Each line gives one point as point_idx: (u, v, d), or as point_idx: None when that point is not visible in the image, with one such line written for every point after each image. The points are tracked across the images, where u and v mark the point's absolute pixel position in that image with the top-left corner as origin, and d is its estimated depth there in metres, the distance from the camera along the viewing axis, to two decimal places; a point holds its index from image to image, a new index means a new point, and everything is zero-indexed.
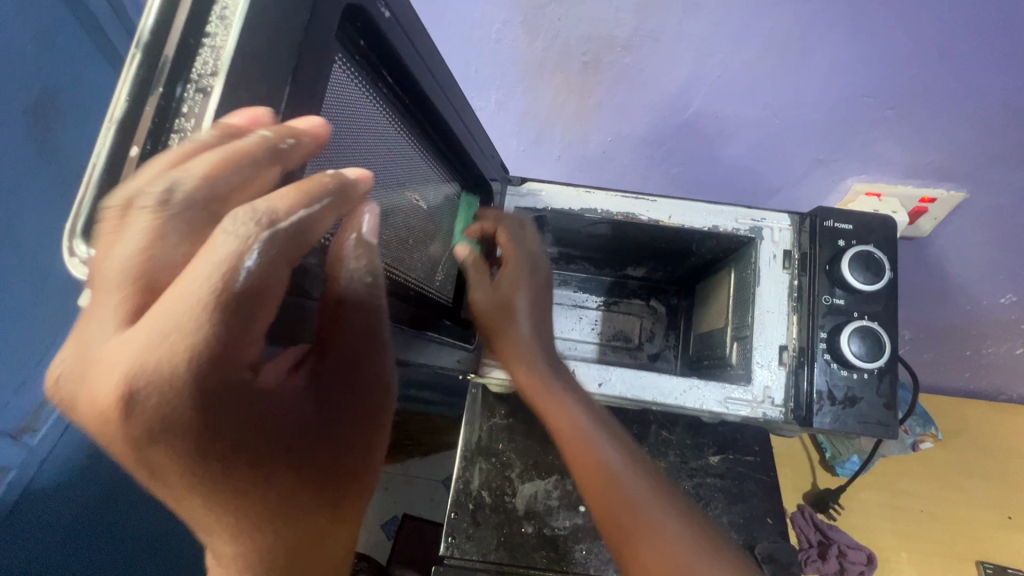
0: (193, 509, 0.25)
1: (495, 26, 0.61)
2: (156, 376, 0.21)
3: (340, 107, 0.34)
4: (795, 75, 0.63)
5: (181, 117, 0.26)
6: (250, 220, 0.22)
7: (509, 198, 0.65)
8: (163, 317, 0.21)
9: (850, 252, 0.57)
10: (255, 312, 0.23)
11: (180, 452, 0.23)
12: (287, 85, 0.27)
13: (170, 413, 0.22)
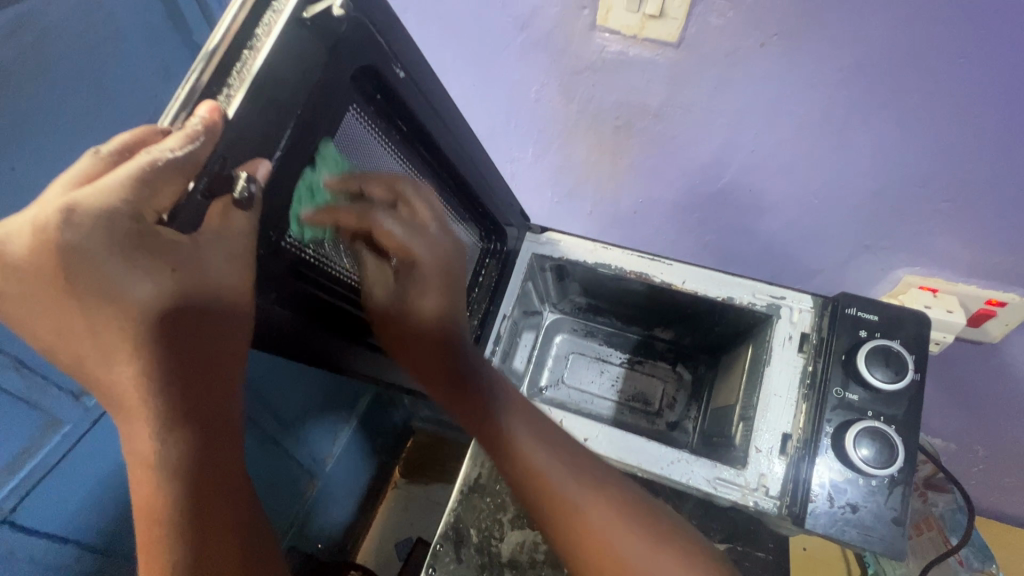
0: (101, 350, 0.28)
1: (534, 87, 0.66)
2: (68, 224, 0.24)
3: (349, 149, 0.39)
4: (836, 156, 0.61)
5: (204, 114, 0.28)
6: (152, 152, 0.26)
7: (528, 243, 0.69)
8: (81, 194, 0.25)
9: (869, 346, 0.54)
10: (146, 208, 0.26)
11: (91, 296, 0.26)
12: (295, 124, 0.31)
13: (75, 265, 0.25)
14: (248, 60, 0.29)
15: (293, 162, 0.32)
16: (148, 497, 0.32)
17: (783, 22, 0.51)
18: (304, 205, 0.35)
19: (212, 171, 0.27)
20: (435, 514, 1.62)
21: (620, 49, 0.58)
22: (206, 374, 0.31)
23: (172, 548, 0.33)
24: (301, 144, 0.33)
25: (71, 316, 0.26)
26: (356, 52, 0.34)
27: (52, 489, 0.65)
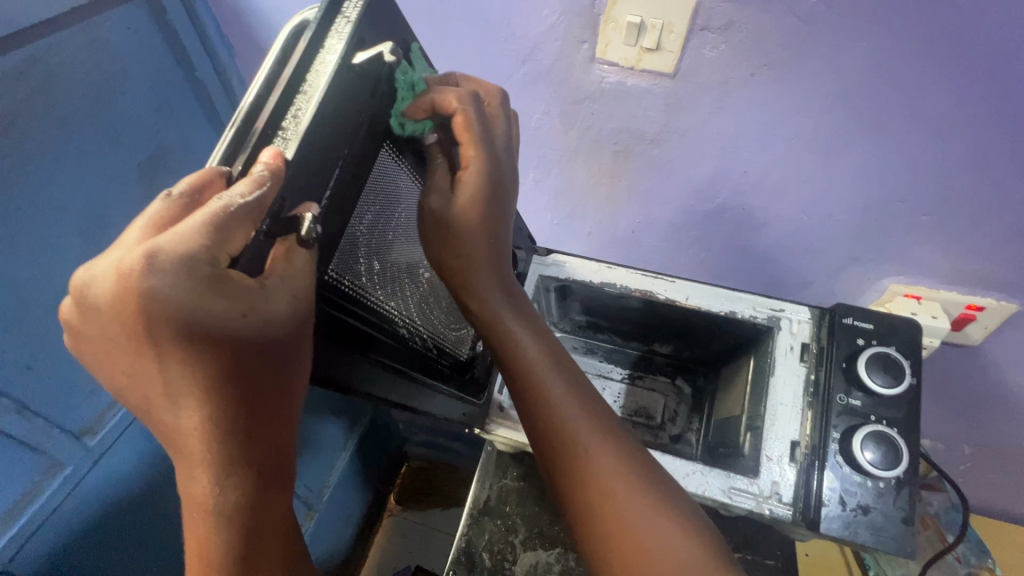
0: (172, 390, 0.29)
1: (535, 116, 0.69)
2: (151, 272, 0.25)
3: (385, 183, 0.41)
4: (823, 176, 0.65)
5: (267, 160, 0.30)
6: (222, 199, 0.27)
7: (534, 266, 0.70)
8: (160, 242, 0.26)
9: (868, 353, 0.57)
10: (220, 255, 0.27)
11: (166, 340, 0.27)
12: (342, 162, 0.34)
13: (154, 310, 0.26)
14: (300, 104, 0.31)
15: (340, 196, 0.34)
16: (201, 536, 0.33)
17: (771, 54, 0.55)
18: (347, 236, 0.37)
19: (274, 211, 0.29)
20: (433, 543, 1.59)
21: (619, 79, 0.62)
22: (260, 417, 0.32)
23: None
24: (347, 180, 0.35)
25: (145, 360, 0.28)
26: (393, 93, 0.37)
27: (53, 541, 0.62)
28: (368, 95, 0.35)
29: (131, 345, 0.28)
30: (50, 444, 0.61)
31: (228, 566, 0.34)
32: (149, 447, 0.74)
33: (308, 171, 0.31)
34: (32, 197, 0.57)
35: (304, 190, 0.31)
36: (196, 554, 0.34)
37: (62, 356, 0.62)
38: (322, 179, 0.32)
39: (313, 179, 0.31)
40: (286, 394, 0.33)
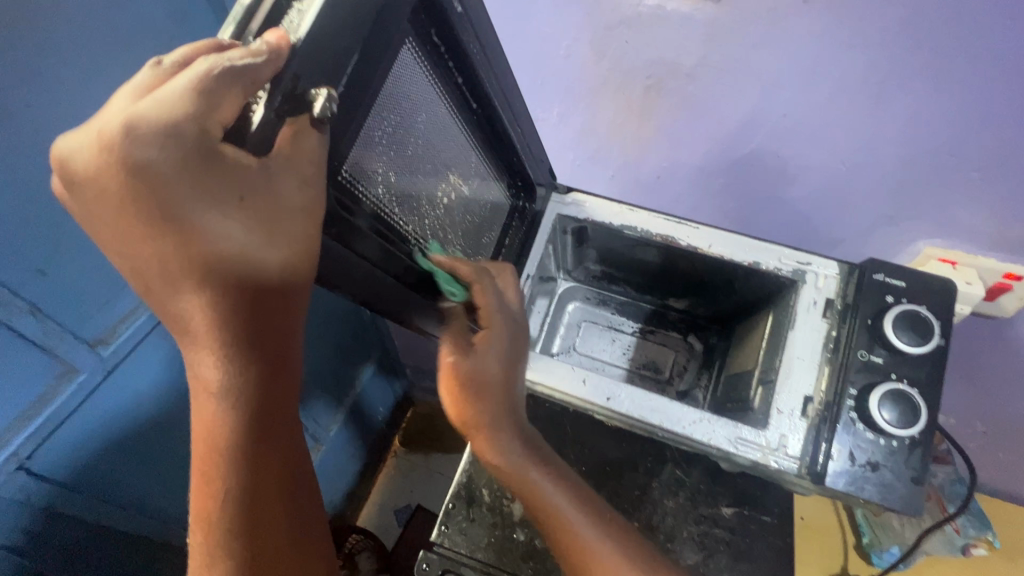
0: (172, 271, 0.29)
1: (566, 42, 0.65)
2: (136, 141, 0.25)
3: (406, 83, 0.38)
4: (869, 123, 0.60)
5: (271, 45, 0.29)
6: (205, 65, 0.26)
7: (553, 204, 0.68)
8: (141, 110, 0.26)
9: (895, 311, 0.54)
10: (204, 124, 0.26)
11: (160, 218, 0.27)
12: (362, 46, 0.31)
13: (145, 184, 0.26)
14: None
15: (358, 88, 0.32)
16: (210, 425, 0.35)
17: None
18: (360, 136, 0.35)
19: (287, 87, 0.27)
20: (434, 483, 1.64)
21: (658, 3, 0.57)
22: (259, 315, 0.33)
23: (231, 473, 0.36)
24: (365, 68, 0.32)
25: (139, 241, 0.28)
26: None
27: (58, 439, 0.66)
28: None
29: (123, 219, 0.28)
30: (64, 349, 0.63)
31: (238, 455, 0.36)
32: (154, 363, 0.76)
33: (320, 46, 0.28)
34: None
35: (320, 68, 0.28)
36: (203, 438, 0.36)
37: (76, 264, 0.62)
38: (338, 60, 0.30)
39: (328, 57, 0.29)
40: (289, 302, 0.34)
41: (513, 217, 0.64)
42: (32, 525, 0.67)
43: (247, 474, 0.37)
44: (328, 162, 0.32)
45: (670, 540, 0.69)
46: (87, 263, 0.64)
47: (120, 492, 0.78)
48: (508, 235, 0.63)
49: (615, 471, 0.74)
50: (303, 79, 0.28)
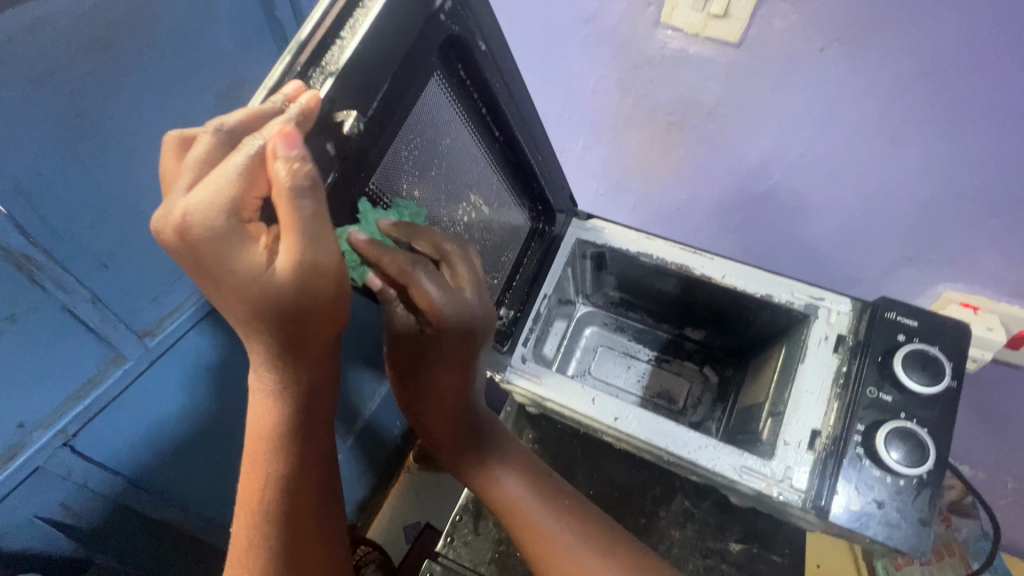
0: (239, 309, 0.35)
1: (592, 79, 0.69)
2: (203, 217, 0.31)
3: (434, 111, 0.43)
4: (886, 165, 0.62)
5: (314, 76, 0.33)
6: (251, 143, 0.31)
7: (572, 229, 0.71)
8: (202, 188, 0.31)
9: (905, 350, 0.55)
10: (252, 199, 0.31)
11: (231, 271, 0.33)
12: (392, 77, 0.36)
13: (218, 246, 0.32)
14: (357, 17, 0.34)
15: (385, 113, 0.36)
16: (267, 425, 0.41)
17: (841, 28, 0.53)
18: (388, 155, 0.40)
19: (326, 110, 0.32)
20: (445, 502, 1.64)
21: (681, 46, 0.61)
22: (309, 343, 0.39)
23: (279, 467, 0.42)
24: (393, 96, 0.37)
25: (216, 290, 0.34)
26: (451, 23, 0.39)
27: (102, 427, 0.72)
28: (426, 13, 0.36)
29: (201, 274, 0.33)
30: (115, 336, 0.69)
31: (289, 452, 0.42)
32: (190, 357, 0.82)
33: (355, 75, 0.33)
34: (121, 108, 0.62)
35: (352, 94, 0.33)
36: (260, 439, 0.41)
37: (134, 259, 0.69)
38: (372, 88, 0.34)
39: (361, 86, 0.34)
40: (332, 331, 0.40)
41: (532, 239, 0.68)
42: (66, 499, 0.72)
43: (289, 486, 0.42)
44: (356, 176, 0.37)
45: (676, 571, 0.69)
46: (143, 260, 0.70)
47: (150, 478, 0.83)
48: (527, 256, 0.67)
49: (623, 496, 0.74)
50: (340, 103, 0.33)
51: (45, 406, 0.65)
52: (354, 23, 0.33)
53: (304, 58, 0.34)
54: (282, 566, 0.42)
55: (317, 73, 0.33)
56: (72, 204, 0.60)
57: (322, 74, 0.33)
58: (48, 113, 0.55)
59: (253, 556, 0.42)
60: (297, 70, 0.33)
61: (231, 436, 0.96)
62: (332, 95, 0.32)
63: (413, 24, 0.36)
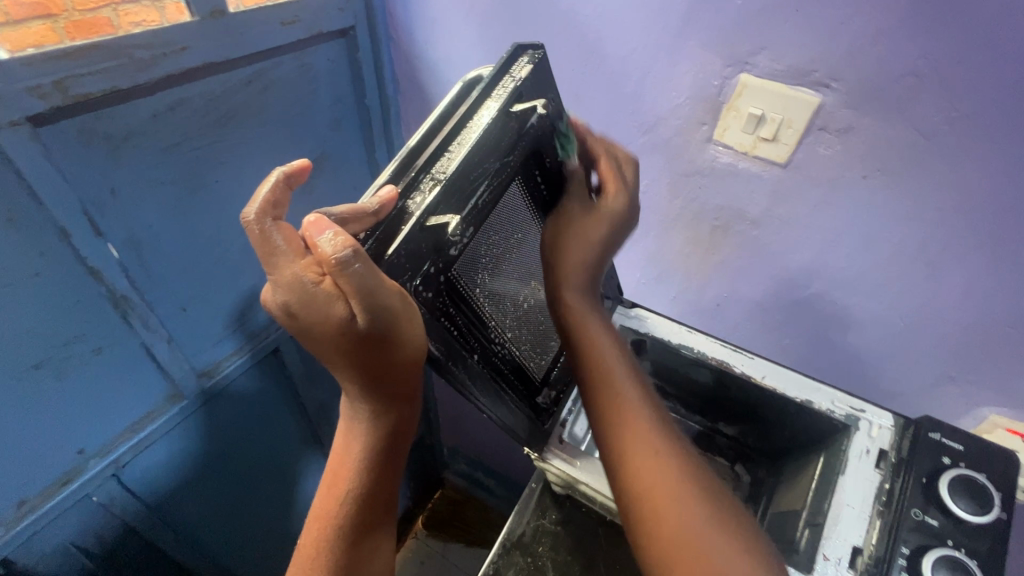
0: (331, 353, 0.41)
1: (644, 181, 0.75)
2: (291, 293, 0.37)
3: (512, 205, 0.49)
4: (926, 286, 0.64)
5: (423, 178, 0.40)
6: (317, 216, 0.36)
7: (617, 315, 0.75)
8: (287, 271, 0.37)
9: (952, 474, 0.55)
10: (321, 288, 0.37)
11: (320, 329, 0.38)
12: (488, 178, 0.42)
13: (308, 312, 0.38)
14: (462, 135, 0.42)
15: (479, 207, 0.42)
16: (350, 442, 0.48)
17: (886, 160, 0.58)
18: (472, 247, 0.45)
19: (429, 209, 0.39)
20: None
21: (729, 161, 0.67)
22: (405, 406, 0.48)
23: (354, 481, 0.48)
24: (488, 196, 0.43)
25: (313, 341, 0.40)
26: (538, 134, 0.47)
27: (144, 460, 0.75)
28: (519, 127, 0.44)
29: (302, 332, 0.40)
30: (178, 374, 0.74)
31: (365, 469, 0.48)
32: (234, 399, 0.86)
33: (458, 181, 0.40)
34: (225, 175, 0.70)
35: (453, 195, 0.40)
36: (346, 454, 0.48)
37: (209, 304, 0.76)
38: (470, 188, 0.41)
39: (462, 188, 0.40)
40: (412, 370, 0.44)
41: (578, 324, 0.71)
42: (100, 529, 0.74)
43: (351, 522, 0.48)
44: (447, 261, 0.41)
45: None
46: (216, 305, 0.77)
47: (177, 517, 0.84)
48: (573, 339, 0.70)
49: None
50: (443, 205, 0.39)
51: (106, 435, 0.69)
52: (462, 141, 0.42)
53: (414, 166, 0.42)
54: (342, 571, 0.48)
55: (425, 176, 0.40)
56: (169, 252, 0.67)
57: (431, 178, 0.40)
58: (167, 176, 0.63)
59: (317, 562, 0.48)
60: (409, 174, 0.41)
61: (257, 482, 0.97)
62: (438, 198, 0.39)
63: (506, 139, 0.43)
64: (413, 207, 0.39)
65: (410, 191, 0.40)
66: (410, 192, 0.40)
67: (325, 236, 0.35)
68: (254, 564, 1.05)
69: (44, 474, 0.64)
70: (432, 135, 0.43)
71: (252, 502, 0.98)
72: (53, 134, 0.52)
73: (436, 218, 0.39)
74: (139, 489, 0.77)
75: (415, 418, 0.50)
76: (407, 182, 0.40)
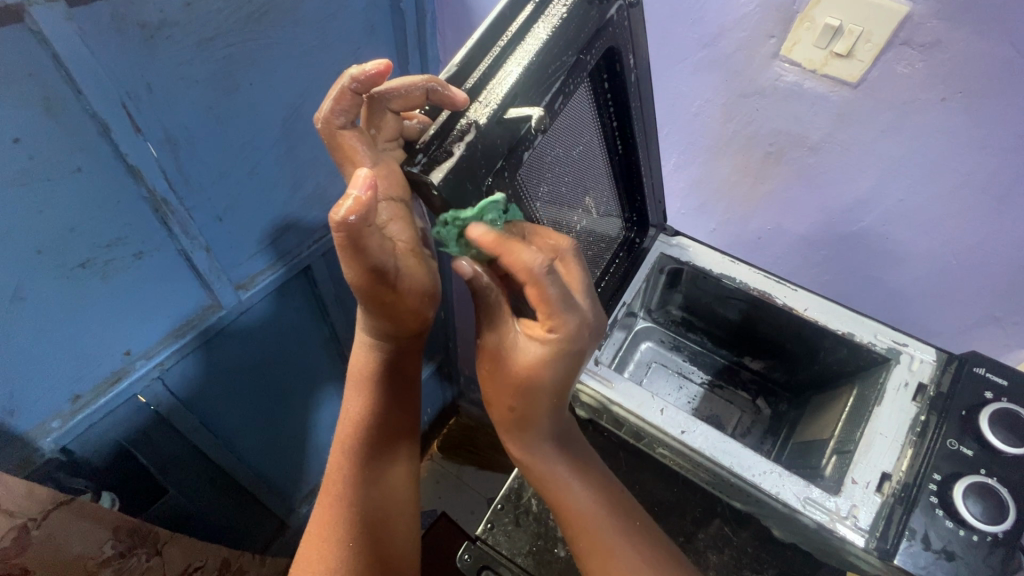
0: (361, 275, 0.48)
1: (697, 101, 0.71)
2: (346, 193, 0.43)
3: (579, 111, 0.50)
4: (988, 222, 0.62)
5: (503, 70, 0.41)
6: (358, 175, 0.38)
7: (658, 243, 0.75)
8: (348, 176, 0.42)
9: (994, 407, 0.56)
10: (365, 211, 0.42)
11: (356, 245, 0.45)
12: (563, 73, 0.43)
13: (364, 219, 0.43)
14: (542, 26, 0.42)
15: (553, 102, 0.44)
16: (368, 361, 0.57)
17: (970, 81, 0.54)
18: (538, 149, 0.46)
19: (506, 101, 0.40)
20: (464, 495, 1.67)
21: (795, 80, 0.63)
22: (412, 340, 0.56)
23: (376, 394, 0.58)
24: (558, 92, 0.44)
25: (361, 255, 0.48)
26: (616, 33, 0.47)
27: (187, 365, 0.78)
28: (599, 20, 0.44)
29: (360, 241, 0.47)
30: (217, 284, 0.75)
31: (382, 385, 0.58)
32: (270, 313, 0.88)
33: (535, 75, 0.41)
34: (259, 78, 0.67)
35: (529, 89, 0.41)
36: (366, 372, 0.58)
37: (244, 216, 0.75)
38: (546, 82, 0.42)
39: (540, 80, 0.41)
40: (418, 316, 0.50)
41: (620, 249, 0.72)
42: (147, 427, 0.77)
43: (370, 429, 0.58)
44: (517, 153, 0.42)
45: None
46: (252, 218, 0.76)
47: (217, 421, 0.88)
48: (616, 262, 0.71)
49: (663, 513, 0.76)
50: (518, 98, 0.40)
51: (150, 339, 0.71)
52: (540, 31, 0.42)
53: (490, 56, 0.42)
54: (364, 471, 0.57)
55: (504, 68, 0.41)
56: (208, 157, 0.66)
57: (509, 69, 0.41)
58: (204, 75, 0.60)
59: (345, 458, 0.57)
60: (486, 64, 0.42)
61: (289, 394, 1.02)
62: (517, 90, 0.40)
63: (584, 30, 0.43)
64: (490, 98, 0.40)
65: (484, 83, 0.41)
66: (489, 83, 0.41)
67: (344, 198, 0.37)
68: (285, 472, 1.11)
69: (94, 371, 0.66)
70: (503, 26, 0.43)
71: (283, 412, 1.02)
72: (87, 18, 0.49)
73: (513, 111, 0.40)
74: (183, 391, 0.80)
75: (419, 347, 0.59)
76: (484, 70, 0.41)
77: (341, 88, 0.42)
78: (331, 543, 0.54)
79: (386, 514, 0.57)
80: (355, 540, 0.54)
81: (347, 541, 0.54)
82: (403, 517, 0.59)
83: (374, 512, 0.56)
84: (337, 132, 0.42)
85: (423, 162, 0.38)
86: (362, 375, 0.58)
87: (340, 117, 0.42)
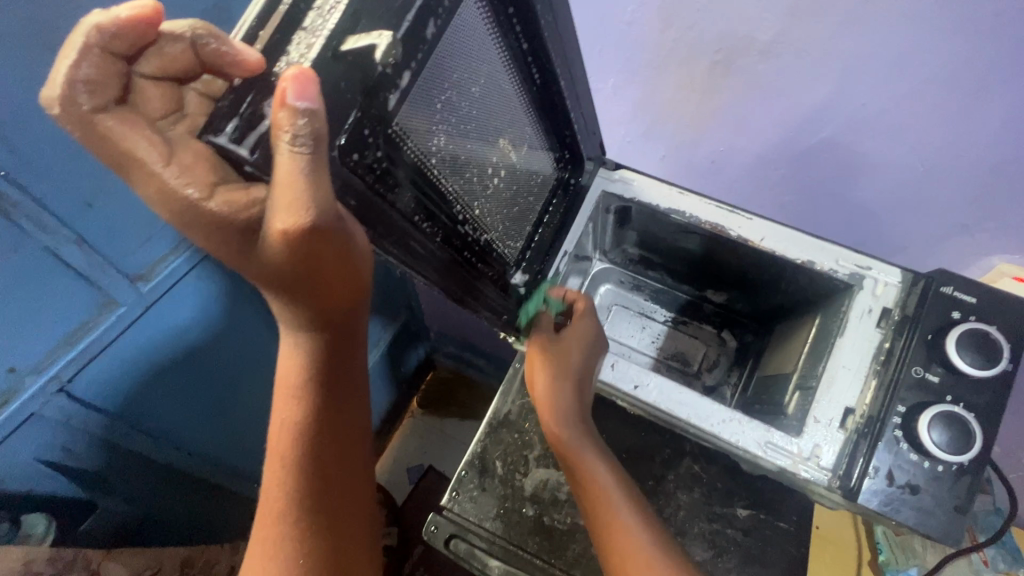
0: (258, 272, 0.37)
1: (631, 7, 0.60)
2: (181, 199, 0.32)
3: (471, 32, 0.39)
4: (959, 122, 0.55)
5: None
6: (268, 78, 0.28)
7: (599, 180, 0.67)
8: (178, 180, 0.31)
9: (963, 329, 0.51)
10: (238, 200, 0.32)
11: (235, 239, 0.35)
12: None
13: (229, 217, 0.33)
14: None
15: (426, 23, 0.33)
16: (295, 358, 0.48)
17: None
18: (418, 87, 0.35)
19: (344, 27, 0.29)
20: (449, 448, 1.66)
21: None
22: (351, 321, 0.48)
23: (312, 395, 0.49)
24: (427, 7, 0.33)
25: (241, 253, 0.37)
26: None
27: (98, 370, 0.69)
28: None
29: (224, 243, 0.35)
30: (106, 280, 0.65)
31: (319, 380, 0.48)
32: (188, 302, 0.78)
33: None
34: None
35: (377, 4, 0.30)
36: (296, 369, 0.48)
37: (121, 198, 0.64)
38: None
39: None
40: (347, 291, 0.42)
41: (557, 191, 0.63)
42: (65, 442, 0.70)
43: (310, 432, 0.49)
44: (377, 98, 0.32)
45: (680, 535, 0.68)
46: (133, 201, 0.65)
47: (153, 423, 0.81)
48: (551, 210, 0.63)
49: (630, 459, 0.73)
50: (363, 19, 0.30)
51: (37, 351, 0.62)
52: None
53: None
54: (310, 478, 0.50)
55: None
56: (45, 133, 0.54)
57: None
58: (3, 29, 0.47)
59: (284, 468, 0.49)
60: None
61: (241, 381, 0.94)
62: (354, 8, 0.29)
63: None
64: (316, 26, 0.29)
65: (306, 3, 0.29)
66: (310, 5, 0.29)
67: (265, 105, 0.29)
68: (249, 456, 1.06)
69: None
70: None
71: (233, 402, 0.95)
72: None
73: (351, 42, 0.29)
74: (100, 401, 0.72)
75: (356, 332, 0.49)
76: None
77: (82, 47, 0.30)
78: (278, 561, 0.49)
79: (345, 516, 0.52)
80: (304, 555, 0.50)
81: (296, 557, 0.49)
82: (362, 516, 0.54)
83: (332, 515, 0.51)
84: (88, 118, 0.30)
85: (233, 129, 0.28)
86: (295, 376, 0.48)
87: (85, 93, 0.30)
